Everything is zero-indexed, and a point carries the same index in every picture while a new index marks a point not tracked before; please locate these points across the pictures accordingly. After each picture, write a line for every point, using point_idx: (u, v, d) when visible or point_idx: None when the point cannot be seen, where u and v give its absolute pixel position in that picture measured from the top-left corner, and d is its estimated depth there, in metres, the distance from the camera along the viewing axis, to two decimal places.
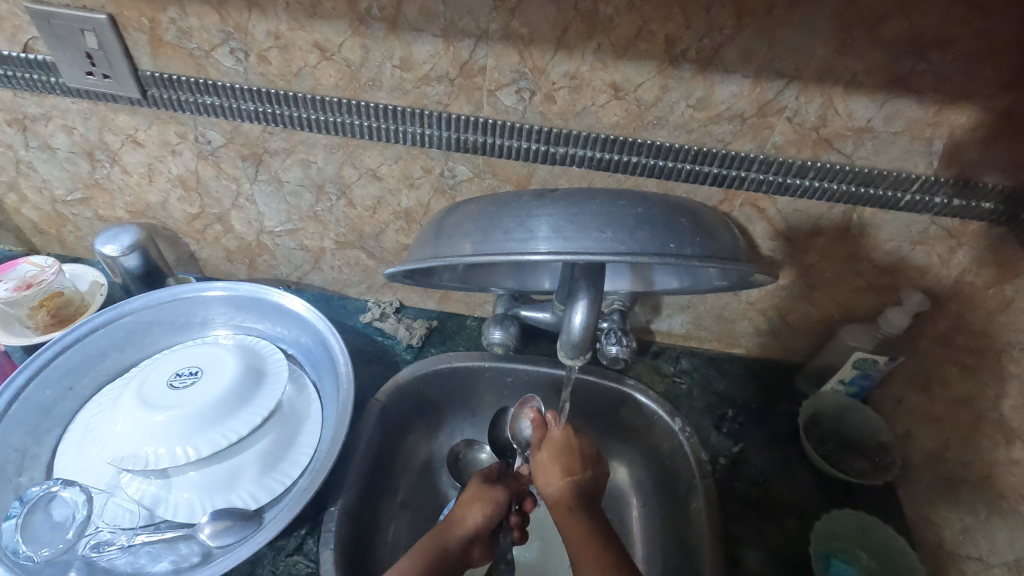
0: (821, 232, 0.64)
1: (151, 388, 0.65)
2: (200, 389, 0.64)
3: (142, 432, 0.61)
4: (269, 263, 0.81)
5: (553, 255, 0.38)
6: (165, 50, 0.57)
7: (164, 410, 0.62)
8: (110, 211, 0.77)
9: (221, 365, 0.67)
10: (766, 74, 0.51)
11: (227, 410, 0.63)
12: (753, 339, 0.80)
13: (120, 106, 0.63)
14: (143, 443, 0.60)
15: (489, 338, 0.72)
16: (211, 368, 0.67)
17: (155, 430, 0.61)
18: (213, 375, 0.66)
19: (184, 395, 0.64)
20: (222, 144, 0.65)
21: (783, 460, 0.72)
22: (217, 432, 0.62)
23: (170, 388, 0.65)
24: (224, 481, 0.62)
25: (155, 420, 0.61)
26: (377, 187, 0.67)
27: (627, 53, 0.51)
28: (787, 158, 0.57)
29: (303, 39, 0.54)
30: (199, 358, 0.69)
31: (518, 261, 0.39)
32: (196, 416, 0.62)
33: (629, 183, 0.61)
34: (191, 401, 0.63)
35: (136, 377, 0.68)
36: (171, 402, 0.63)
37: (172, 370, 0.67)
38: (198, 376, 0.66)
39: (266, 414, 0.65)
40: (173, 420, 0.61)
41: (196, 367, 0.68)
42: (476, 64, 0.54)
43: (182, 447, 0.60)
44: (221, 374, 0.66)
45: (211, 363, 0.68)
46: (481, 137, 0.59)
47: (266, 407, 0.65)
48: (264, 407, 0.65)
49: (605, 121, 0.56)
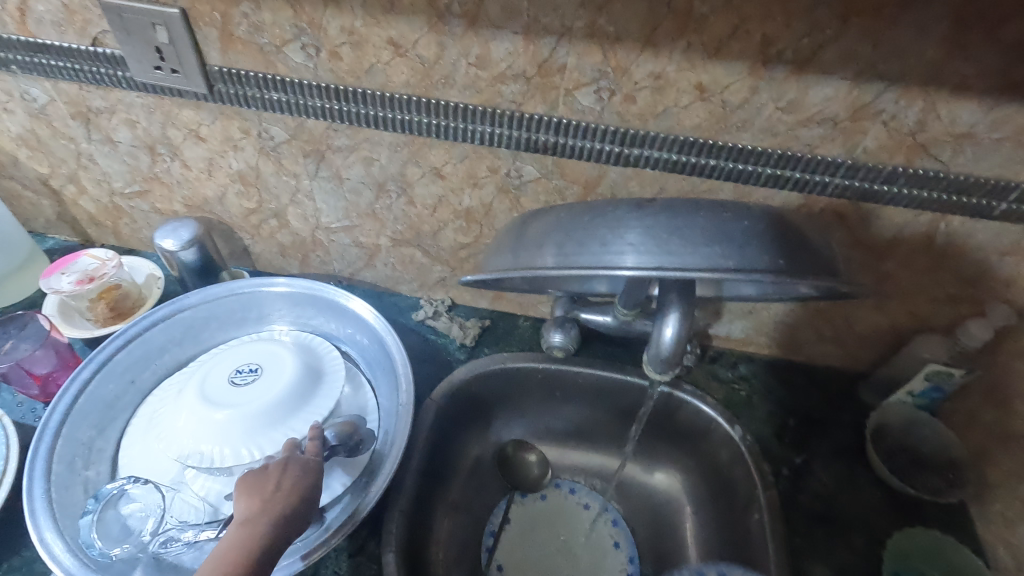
0: (903, 241, 0.61)
1: (212, 385, 0.65)
2: (261, 388, 0.64)
3: (206, 430, 0.61)
4: (322, 259, 0.81)
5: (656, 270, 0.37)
6: (234, 45, 0.56)
7: (227, 408, 0.62)
8: (167, 204, 0.77)
9: (280, 363, 0.67)
10: (866, 76, 0.48)
11: (288, 409, 0.63)
12: (815, 346, 0.78)
13: (185, 101, 0.62)
14: (207, 441, 0.61)
15: (549, 342, 0.71)
16: (271, 366, 0.67)
17: (219, 428, 0.61)
18: (273, 374, 0.66)
19: (245, 393, 0.64)
20: (285, 140, 0.64)
21: (848, 474, 0.70)
22: (280, 432, 0.62)
23: (231, 385, 0.65)
24: None
25: (218, 417, 0.62)
26: (439, 186, 0.66)
27: (719, 53, 0.48)
28: (877, 164, 0.54)
29: (378, 35, 0.52)
30: (258, 355, 0.69)
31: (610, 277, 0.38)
32: (258, 415, 0.62)
33: (704, 187, 0.59)
34: (253, 400, 0.63)
35: (195, 372, 0.68)
36: (233, 401, 0.63)
37: (231, 367, 0.67)
38: (258, 373, 0.66)
39: (325, 414, 0.65)
40: (236, 419, 0.61)
41: (255, 364, 0.68)
42: (555, 63, 0.52)
43: (246, 447, 0.60)
44: (281, 373, 0.66)
45: (270, 361, 0.68)
46: (554, 137, 0.57)
47: (325, 407, 0.65)
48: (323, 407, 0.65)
49: (686, 123, 0.54)
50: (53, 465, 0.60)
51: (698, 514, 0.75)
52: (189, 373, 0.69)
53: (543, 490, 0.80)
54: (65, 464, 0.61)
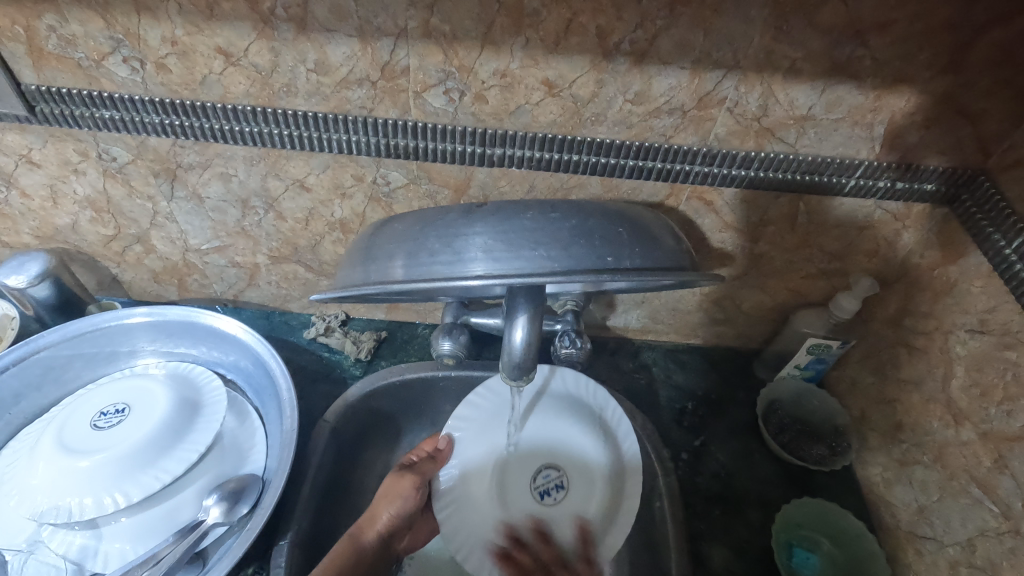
0: (769, 222, 0.62)
1: (73, 431, 0.60)
2: (128, 428, 0.59)
3: (64, 481, 0.56)
4: (200, 283, 0.76)
5: (488, 280, 0.37)
6: (48, 61, 0.51)
7: (89, 454, 0.57)
8: (15, 237, 0.70)
9: (151, 399, 0.62)
10: (704, 64, 0.48)
11: (160, 448, 0.59)
12: (709, 329, 0.79)
13: (7, 124, 0.57)
14: (67, 493, 0.55)
15: (439, 350, 0.68)
16: (140, 403, 0.62)
17: (79, 478, 0.56)
18: (143, 411, 0.61)
19: (110, 436, 0.58)
20: (130, 161, 0.60)
21: (743, 451, 0.72)
22: (149, 475, 0.57)
23: (94, 429, 0.59)
24: (160, 526, 0.58)
25: (78, 466, 0.56)
26: (307, 199, 0.63)
27: (559, 48, 0.48)
28: (732, 150, 0.55)
29: (204, 44, 0.49)
30: (126, 393, 0.64)
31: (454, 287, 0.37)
32: (123, 459, 0.57)
33: (572, 182, 0.58)
34: (117, 442, 0.58)
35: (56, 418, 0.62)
36: (94, 446, 0.57)
37: (95, 409, 0.62)
38: (125, 414, 0.61)
39: (203, 450, 0.61)
40: (97, 466, 0.56)
41: (122, 403, 0.62)
42: (398, 65, 0.49)
43: (111, 496, 0.56)
44: (151, 409, 0.61)
45: (139, 398, 0.63)
46: (412, 141, 0.55)
47: (203, 443, 0.61)
48: (201, 443, 0.61)
49: (542, 119, 0.53)
50: None
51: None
52: (49, 419, 0.62)
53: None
54: None
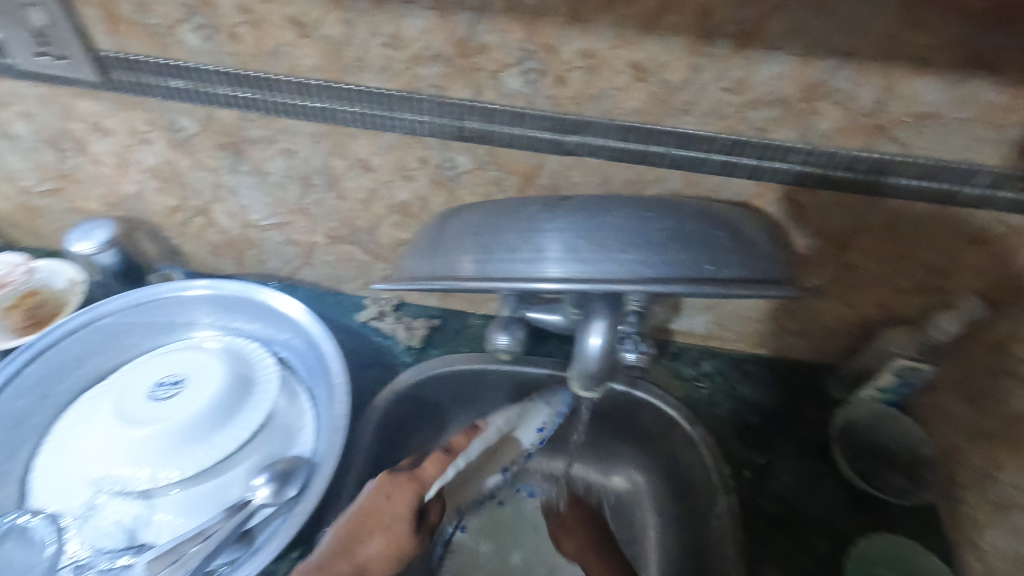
0: (867, 230, 0.56)
1: (133, 399, 0.60)
2: (185, 400, 0.59)
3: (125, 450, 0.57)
4: (257, 258, 0.75)
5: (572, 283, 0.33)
6: (122, 26, 0.50)
7: (148, 424, 0.58)
8: (84, 202, 0.71)
9: (207, 371, 0.62)
10: (817, 51, 0.43)
11: (213, 424, 0.59)
12: (779, 339, 0.73)
13: (81, 91, 0.56)
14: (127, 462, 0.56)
15: (493, 344, 0.66)
16: (197, 375, 0.62)
17: (137, 448, 0.56)
18: (199, 384, 0.61)
19: (169, 408, 0.59)
20: (196, 132, 0.59)
21: (812, 474, 0.66)
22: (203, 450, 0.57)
23: (153, 399, 0.60)
24: (209, 502, 0.57)
25: (137, 435, 0.57)
26: (368, 179, 0.61)
27: (653, 28, 0.43)
28: (835, 148, 0.49)
29: (276, 13, 0.47)
30: (184, 364, 0.63)
31: (531, 289, 0.34)
32: (179, 432, 0.57)
33: (650, 176, 0.54)
34: (175, 415, 0.58)
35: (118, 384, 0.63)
36: (152, 418, 0.58)
37: (155, 379, 0.62)
38: (182, 385, 0.61)
39: (255, 429, 0.61)
40: (156, 437, 0.57)
41: (179, 375, 0.62)
42: (475, 42, 0.46)
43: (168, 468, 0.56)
44: (207, 383, 0.61)
45: (195, 370, 0.63)
46: (484, 124, 0.52)
47: (255, 422, 0.61)
48: (252, 422, 0.61)
49: (625, 106, 0.49)
50: None
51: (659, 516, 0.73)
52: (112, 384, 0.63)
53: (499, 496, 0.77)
54: None
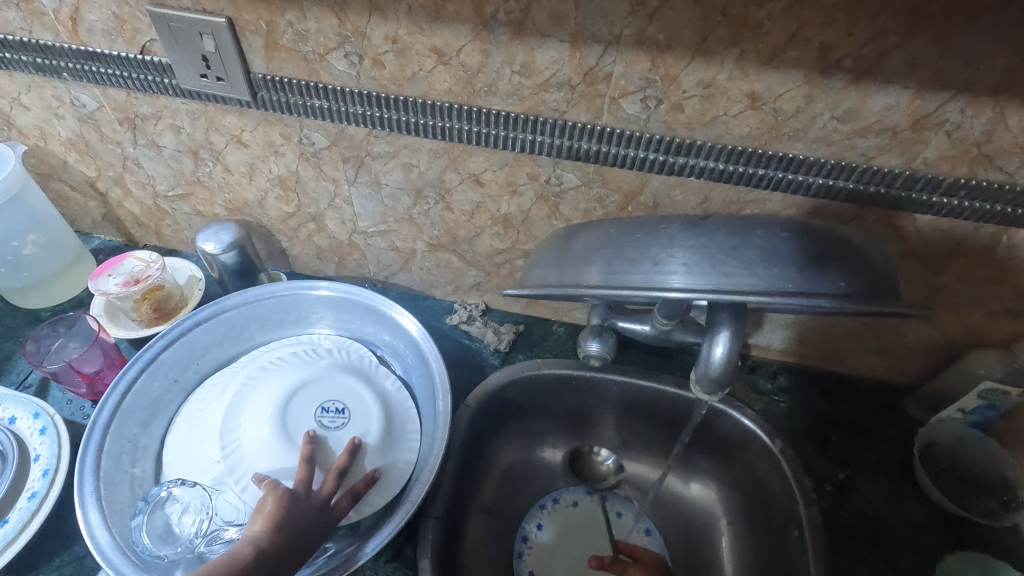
0: (962, 254, 0.58)
1: (297, 426, 0.61)
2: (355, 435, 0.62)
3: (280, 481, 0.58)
4: (358, 262, 0.81)
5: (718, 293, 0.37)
6: (279, 53, 0.56)
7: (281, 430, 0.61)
8: (208, 207, 0.78)
9: (367, 404, 0.65)
10: (931, 85, 0.46)
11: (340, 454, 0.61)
12: (859, 358, 0.75)
13: (229, 108, 0.63)
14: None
15: (585, 351, 0.69)
16: (358, 407, 0.65)
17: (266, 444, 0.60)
18: (363, 418, 0.64)
19: (337, 443, 0.61)
20: (325, 146, 0.65)
21: (894, 492, 0.68)
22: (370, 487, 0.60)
23: (320, 427, 0.62)
24: None
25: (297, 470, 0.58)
26: (478, 192, 0.65)
27: (773, 62, 0.47)
28: (938, 175, 0.52)
29: (421, 43, 0.52)
30: (337, 390, 0.65)
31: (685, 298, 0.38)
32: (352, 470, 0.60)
33: (751, 197, 0.57)
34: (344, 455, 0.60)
35: (262, 400, 0.62)
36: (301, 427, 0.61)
37: (314, 402, 0.63)
38: (347, 416, 0.63)
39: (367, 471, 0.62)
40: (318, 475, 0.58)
41: (340, 402, 0.64)
42: (602, 71, 0.50)
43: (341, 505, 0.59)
44: (368, 418, 0.64)
45: (356, 401, 0.65)
46: (596, 145, 0.56)
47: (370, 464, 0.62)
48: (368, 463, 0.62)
49: (736, 132, 0.52)
50: (102, 462, 0.60)
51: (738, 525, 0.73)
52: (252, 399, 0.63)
53: (605, 496, 0.80)
54: (113, 461, 0.62)
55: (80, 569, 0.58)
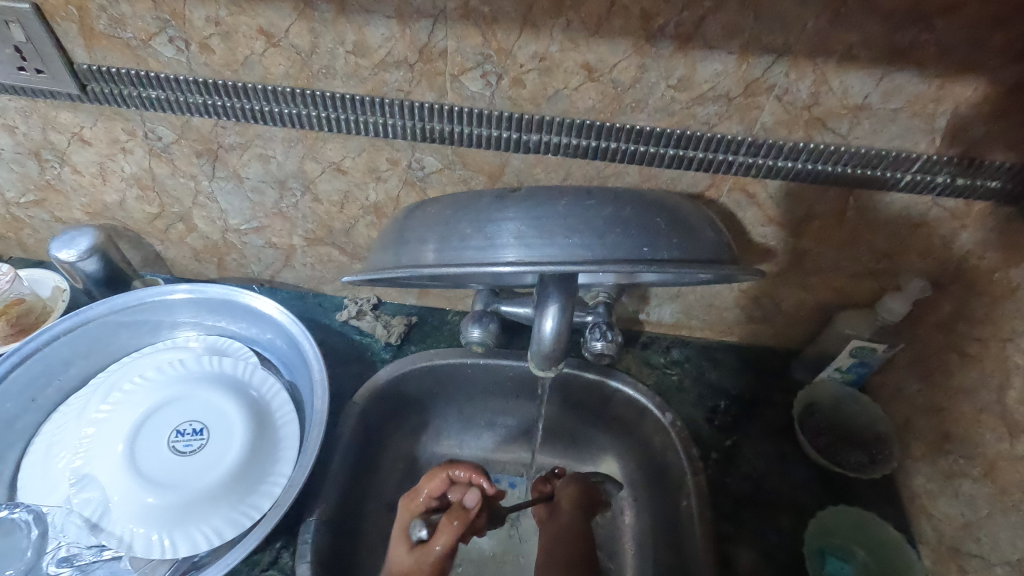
0: (816, 217, 0.59)
1: (150, 455, 0.59)
2: (214, 455, 0.60)
3: (135, 515, 0.56)
4: (239, 262, 0.78)
5: (518, 265, 0.36)
6: (99, 40, 0.52)
7: (134, 448, 0.59)
8: (67, 212, 0.73)
9: (230, 421, 0.62)
10: (753, 49, 0.46)
11: (201, 469, 0.59)
12: (745, 327, 0.76)
13: (60, 103, 0.59)
14: (145, 528, 0.56)
15: (468, 337, 0.67)
16: (219, 425, 0.62)
17: (117, 463, 0.58)
18: (224, 435, 0.61)
19: (194, 465, 0.59)
20: (174, 140, 0.61)
21: (778, 454, 0.69)
22: (234, 509, 0.58)
23: (175, 452, 0.59)
24: (181, 515, 0.56)
25: (150, 501, 0.56)
26: (342, 181, 0.63)
27: (600, 31, 0.46)
28: (778, 140, 0.52)
29: (246, 24, 0.49)
30: (197, 410, 0.63)
31: (483, 272, 0.36)
32: (212, 495, 0.57)
33: (608, 171, 0.57)
34: (201, 479, 0.58)
35: (112, 433, 0.60)
36: (154, 447, 0.60)
37: (174, 423, 0.62)
38: (205, 437, 0.61)
39: (234, 483, 0.59)
40: (174, 504, 0.56)
41: (199, 423, 0.62)
42: (436, 47, 0.49)
43: (201, 530, 0.56)
44: (231, 436, 0.61)
45: (216, 419, 0.62)
46: (448, 125, 0.55)
47: (237, 476, 0.59)
48: (234, 475, 0.59)
49: (580, 105, 0.52)
50: None
51: (579, 507, 0.66)
52: (102, 432, 0.61)
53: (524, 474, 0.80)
54: None
55: None
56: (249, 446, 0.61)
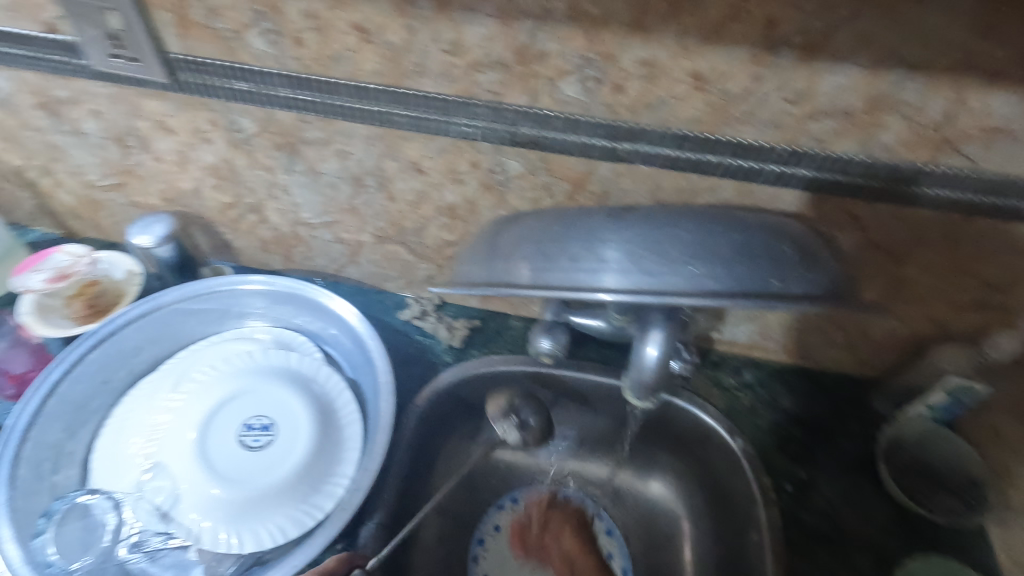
0: (926, 244, 0.55)
1: (219, 447, 0.59)
2: (280, 453, 0.59)
3: (202, 507, 0.56)
4: (305, 255, 0.77)
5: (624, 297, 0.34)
6: (193, 30, 0.52)
7: (204, 439, 0.59)
8: (143, 197, 0.74)
9: (296, 418, 0.62)
10: (885, 63, 0.42)
11: (268, 465, 0.58)
12: (825, 353, 0.72)
13: (148, 91, 0.59)
14: (212, 521, 0.56)
15: (537, 347, 0.67)
16: (286, 422, 0.62)
17: (187, 454, 0.58)
18: (290, 432, 0.61)
19: (261, 461, 0.59)
20: (255, 132, 0.60)
21: (856, 490, 0.66)
22: (297, 507, 0.57)
23: (243, 446, 0.59)
24: (247, 511, 0.56)
25: (217, 495, 0.56)
26: (419, 181, 0.61)
27: (717, 38, 0.43)
28: (897, 162, 0.48)
29: (341, 19, 0.48)
30: (265, 405, 0.63)
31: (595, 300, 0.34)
32: (276, 492, 0.57)
33: (702, 185, 0.54)
34: (266, 476, 0.58)
35: (183, 422, 0.61)
36: (224, 440, 0.60)
37: (243, 417, 0.62)
38: (272, 433, 0.61)
39: (300, 482, 0.58)
40: (241, 499, 0.56)
41: (267, 418, 0.62)
42: (535, 49, 0.47)
43: (266, 527, 0.56)
44: (297, 433, 0.61)
45: (283, 415, 0.62)
46: (537, 130, 0.52)
47: (303, 475, 0.59)
48: (300, 474, 0.58)
49: (682, 115, 0.49)
50: (19, 471, 0.57)
51: None
52: (173, 420, 0.61)
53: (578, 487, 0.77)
54: (32, 470, 0.58)
55: None
56: (315, 445, 0.60)
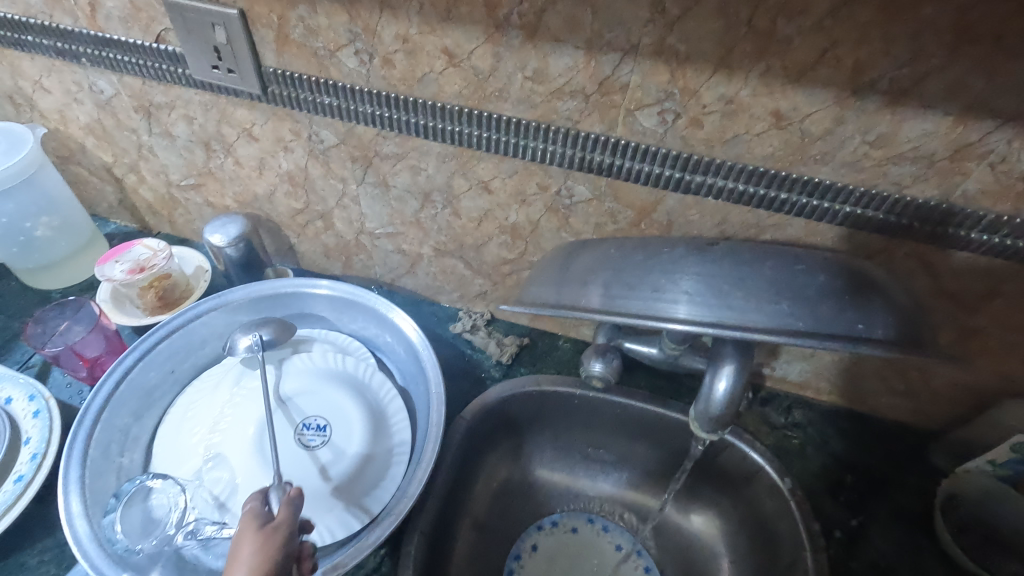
0: (1002, 296, 0.53)
1: (275, 444, 0.61)
2: (333, 455, 0.61)
3: None
4: (364, 263, 0.80)
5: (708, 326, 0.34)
6: (290, 47, 0.55)
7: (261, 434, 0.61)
8: (219, 198, 0.78)
9: (350, 421, 0.64)
10: (974, 113, 0.42)
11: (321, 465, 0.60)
12: (882, 399, 0.70)
13: (240, 100, 0.62)
14: None
15: (587, 370, 0.66)
16: (340, 424, 0.63)
17: (244, 447, 0.61)
18: (343, 435, 0.62)
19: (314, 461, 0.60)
20: (334, 144, 0.63)
21: (910, 544, 0.63)
22: (345, 509, 0.59)
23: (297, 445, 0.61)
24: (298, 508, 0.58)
25: None
26: (486, 200, 0.63)
27: (801, 79, 0.44)
28: (977, 211, 0.48)
29: (432, 44, 0.50)
30: (321, 406, 0.65)
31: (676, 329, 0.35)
32: (327, 493, 0.59)
33: (771, 221, 0.54)
34: (319, 476, 0.59)
35: (242, 416, 0.63)
36: (280, 437, 0.61)
37: (298, 415, 0.63)
38: (327, 434, 0.62)
39: (350, 485, 0.60)
40: None
41: (322, 419, 0.63)
42: (618, 81, 0.48)
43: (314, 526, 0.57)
44: (350, 436, 0.63)
45: (337, 418, 0.64)
46: (610, 158, 0.53)
47: (354, 478, 0.60)
48: (350, 477, 0.60)
49: (757, 152, 0.49)
50: (90, 451, 0.60)
51: None
52: (233, 413, 0.63)
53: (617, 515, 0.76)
54: (102, 450, 0.61)
55: (60, 557, 0.58)
56: (367, 450, 0.62)
